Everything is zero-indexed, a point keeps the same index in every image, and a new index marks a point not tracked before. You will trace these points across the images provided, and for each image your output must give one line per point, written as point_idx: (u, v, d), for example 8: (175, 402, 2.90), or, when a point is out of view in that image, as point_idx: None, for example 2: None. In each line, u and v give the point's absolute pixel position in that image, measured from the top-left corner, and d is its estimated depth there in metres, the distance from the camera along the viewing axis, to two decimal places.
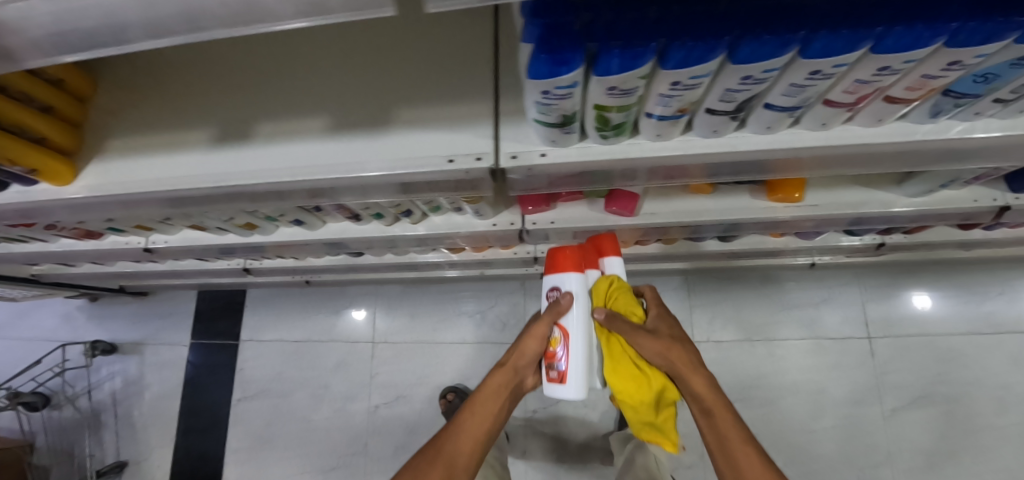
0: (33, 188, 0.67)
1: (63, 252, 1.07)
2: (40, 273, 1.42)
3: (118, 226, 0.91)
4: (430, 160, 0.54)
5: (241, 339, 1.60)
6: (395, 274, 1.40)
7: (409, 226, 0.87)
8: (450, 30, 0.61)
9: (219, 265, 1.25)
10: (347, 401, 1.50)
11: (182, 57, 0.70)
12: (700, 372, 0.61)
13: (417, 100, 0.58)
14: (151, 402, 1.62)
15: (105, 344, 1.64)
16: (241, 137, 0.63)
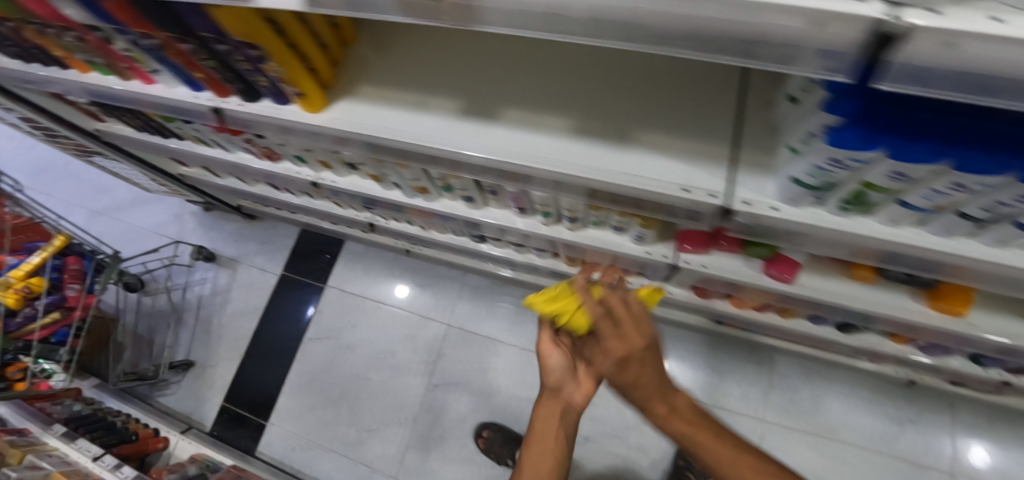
0: (283, 107, 0.76)
1: (236, 165, 1.18)
2: (186, 174, 1.55)
3: (307, 158, 1.02)
4: (668, 186, 0.60)
5: (327, 284, 1.70)
6: (491, 266, 1.47)
7: (564, 231, 0.93)
8: (695, 72, 0.67)
9: (347, 213, 1.33)
10: (406, 372, 1.56)
11: (433, 33, 0.76)
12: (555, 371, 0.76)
13: (659, 128, 0.64)
14: (230, 316, 1.73)
15: (209, 252, 1.78)
16: (488, 115, 0.68)
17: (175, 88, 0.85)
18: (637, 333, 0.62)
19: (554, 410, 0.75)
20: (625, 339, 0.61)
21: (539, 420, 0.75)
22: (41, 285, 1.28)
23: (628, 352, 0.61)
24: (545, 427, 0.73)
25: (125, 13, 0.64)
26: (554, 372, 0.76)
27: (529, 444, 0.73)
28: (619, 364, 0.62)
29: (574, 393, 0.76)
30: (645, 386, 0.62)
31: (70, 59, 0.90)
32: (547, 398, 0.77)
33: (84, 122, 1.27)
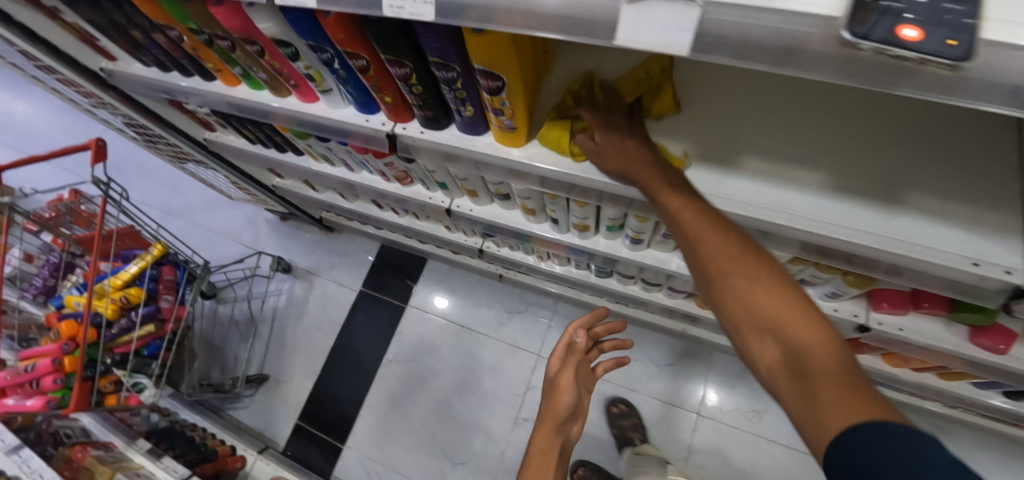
0: (474, 137, 0.71)
1: (356, 183, 1.13)
2: (278, 185, 1.50)
3: (452, 189, 0.96)
4: (957, 258, 0.52)
5: (409, 304, 1.64)
6: (594, 298, 1.40)
7: None
8: (980, 126, 0.59)
9: (457, 237, 1.27)
10: (494, 402, 1.49)
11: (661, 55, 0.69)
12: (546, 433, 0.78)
13: (934, 189, 0.57)
14: (305, 330, 1.68)
15: (287, 263, 1.73)
16: (725, 163, 0.63)
17: (339, 109, 0.78)
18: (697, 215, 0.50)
19: (552, 444, 0.77)
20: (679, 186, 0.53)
21: (536, 453, 0.76)
22: (140, 295, 1.24)
23: (691, 228, 0.49)
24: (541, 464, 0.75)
25: (342, 33, 0.56)
26: (564, 409, 0.78)
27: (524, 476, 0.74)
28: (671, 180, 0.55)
29: (567, 427, 0.81)
30: (698, 233, 0.49)
31: (220, 72, 0.84)
32: (548, 434, 0.78)
33: (195, 130, 1.24)
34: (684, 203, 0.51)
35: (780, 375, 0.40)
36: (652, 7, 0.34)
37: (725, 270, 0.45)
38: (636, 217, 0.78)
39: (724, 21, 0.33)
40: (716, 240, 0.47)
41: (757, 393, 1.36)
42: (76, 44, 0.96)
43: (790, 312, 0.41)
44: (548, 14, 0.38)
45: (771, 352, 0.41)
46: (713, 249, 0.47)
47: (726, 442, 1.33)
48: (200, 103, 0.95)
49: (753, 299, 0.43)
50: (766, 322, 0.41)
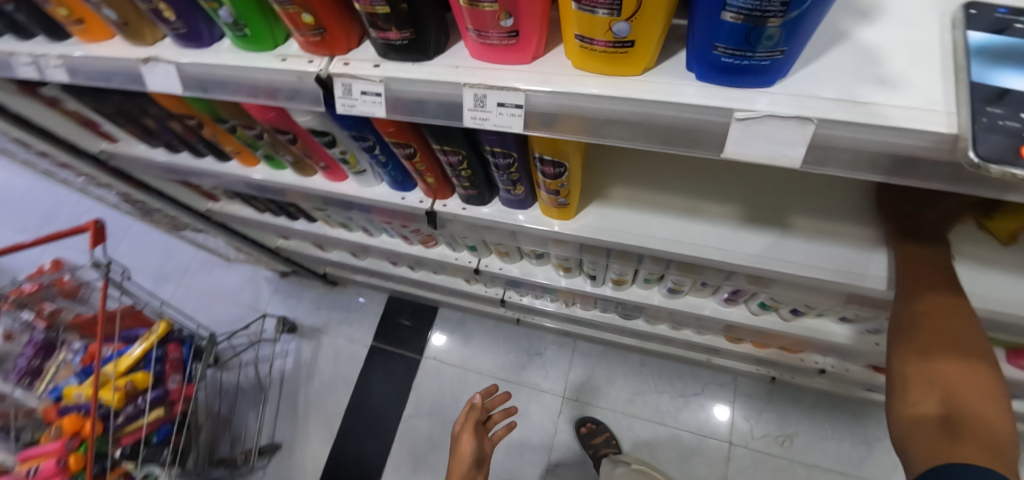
0: (515, 211, 0.71)
1: (374, 247, 1.10)
2: (279, 245, 1.44)
3: (480, 250, 0.95)
4: (1011, 305, 0.54)
5: (424, 355, 1.60)
6: (614, 335, 1.40)
7: (777, 321, 0.87)
8: None
9: (476, 289, 1.26)
10: (522, 450, 1.43)
11: None
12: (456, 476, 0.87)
13: (979, 238, 0.59)
14: (317, 392, 1.62)
15: (292, 323, 1.68)
16: (778, 224, 0.62)
17: (371, 187, 0.77)
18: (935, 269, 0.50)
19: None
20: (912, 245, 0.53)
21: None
22: (146, 380, 1.17)
23: (917, 315, 0.49)
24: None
25: (393, 127, 0.55)
26: (469, 456, 0.89)
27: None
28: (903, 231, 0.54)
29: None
30: (925, 293, 0.49)
31: (238, 154, 0.81)
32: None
33: (197, 202, 1.19)
34: (935, 291, 0.49)
35: (923, 424, 0.45)
36: (761, 124, 0.36)
37: (937, 362, 0.46)
38: (680, 273, 0.77)
39: (835, 134, 0.36)
40: (954, 337, 0.47)
41: (787, 417, 1.37)
42: (76, 129, 0.92)
43: (993, 423, 0.43)
44: (649, 127, 0.39)
45: (926, 417, 0.45)
46: (940, 359, 0.46)
47: (763, 469, 1.32)
48: (212, 182, 0.91)
49: (961, 395, 0.45)
50: (958, 413, 0.44)
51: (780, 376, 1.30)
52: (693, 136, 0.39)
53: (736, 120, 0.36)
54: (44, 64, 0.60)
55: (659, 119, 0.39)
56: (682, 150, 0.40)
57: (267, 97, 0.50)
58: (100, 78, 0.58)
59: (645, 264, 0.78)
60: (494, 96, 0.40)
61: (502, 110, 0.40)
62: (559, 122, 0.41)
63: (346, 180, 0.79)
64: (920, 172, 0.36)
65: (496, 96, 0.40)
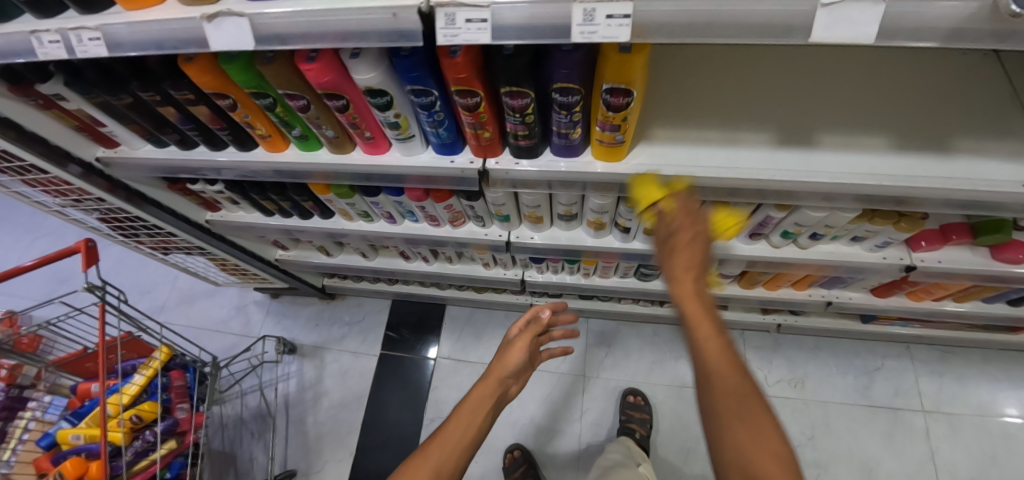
0: (563, 159, 0.74)
1: (398, 236, 1.08)
2: (280, 258, 1.38)
3: (513, 220, 0.96)
4: (1010, 184, 0.64)
5: (438, 356, 1.57)
6: (628, 306, 1.44)
7: (796, 251, 0.97)
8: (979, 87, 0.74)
9: (495, 273, 1.26)
10: (553, 435, 1.43)
11: (718, 64, 0.78)
12: (492, 382, 0.85)
13: (973, 136, 0.69)
14: (328, 410, 1.54)
15: (291, 343, 1.59)
16: (808, 143, 0.70)
17: (415, 155, 0.77)
18: (692, 241, 0.55)
19: (493, 391, 0.84)
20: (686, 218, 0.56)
21: (475, 396, 0.82)
22: (155, 410, 1.07)
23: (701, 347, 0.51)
24: (475, 405, 0.81)
25: (464, 72, 0.56)
26: (511, 364, 0.88)
27: (461, 412, 0.80)
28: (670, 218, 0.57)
29: (509, 389, 0.89)
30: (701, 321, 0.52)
31: (268, 138, 0.78)
32: (491, 383, 0.85)
33: (195, 213, 1.13)
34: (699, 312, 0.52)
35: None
36: (844, 8, 0.41)
37: (730, 387, 0.48)
38: (717, 210, 0.83)
39: (905, 10, 0.41)
40: (716, 347, 0.51)
41: (795, 362, 1.46)
42: (69, 135, 0.86)
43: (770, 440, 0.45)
44: (741, 25, 0.43)
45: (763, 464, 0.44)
46: (723, 366, 0.50)
47: (782, 413, 1.40)
48: (231, 177, 0.88)
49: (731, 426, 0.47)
50: (757, 453, 0.45)
51: (785, 322, 1.39)
52: (782, 27, 0.43)
53: (820, 8, 0.41)
54: (78, 38, 0.57)
55: (752, 14, 0.43)
56: (770, 44, 0.45)
57: (351, 41, 0.50)
58: (149, 46, 0.55)
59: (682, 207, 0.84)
60: (602, 9, 0.43)
61: (610, 22, 0.43)
62: (659, 30, 0.44)
63: (387, 151, 0.79)
64: (973, 38, 0.42)
65: (604, 8, 0.43)
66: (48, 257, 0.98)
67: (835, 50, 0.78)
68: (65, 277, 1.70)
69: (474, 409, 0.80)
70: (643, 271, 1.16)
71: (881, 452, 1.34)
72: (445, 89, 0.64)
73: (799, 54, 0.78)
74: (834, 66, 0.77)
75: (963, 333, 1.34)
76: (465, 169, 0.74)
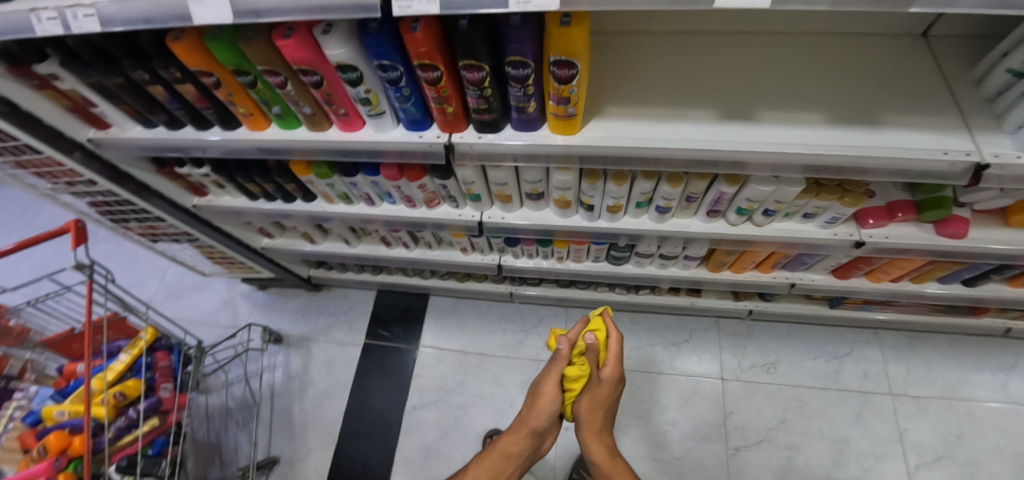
0: (524, 133, 0.80)
1: (379, 218, 1.13)
2: (268, 246, 1.43)
3: (485, 200, 1.02)
4: (929, 152, 0.69)
5: (422, 344, 1.61)
6: (605, 293, 1.49)
7: (751, 228, 1.03)
8: (905, 67, 0.80)
9: (473, 258, 1.31)
10: None
11: (667, 51, 0.85)
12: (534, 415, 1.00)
13: (898, 110, 0.75)
14: (313, 400, 1.57)
15: (277, 333, 1.63)
16: (747, 117, 0.76)
17: (387, 131, 0.82)
18: (604, 394, 0.97)
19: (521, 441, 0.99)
20: (609, 383, 0.97)
21: (505, 444, 1.01)
22: (138, 387, 1.11)
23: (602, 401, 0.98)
24: (505, 454, 1.00)
25: (424, 47, 0.62)
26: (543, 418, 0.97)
27: (489, 455, 1.01)
28: (606, 380, 0.97)
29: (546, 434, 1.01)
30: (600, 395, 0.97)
31: (250, 116, 0.84)
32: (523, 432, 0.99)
33: (183, 198, 1.18)
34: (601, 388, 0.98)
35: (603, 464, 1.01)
36: None
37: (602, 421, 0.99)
38: (673, 185, 0.89)
39: None
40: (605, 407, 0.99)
41: (767, 347, 1.51)
42: (63, 116, 0.91)
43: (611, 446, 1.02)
44: None
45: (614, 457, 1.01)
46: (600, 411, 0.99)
47: (755, 397, 1.45)
48: (216, 155, 0.93)
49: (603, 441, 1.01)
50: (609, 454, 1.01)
51: (756, 307, 1.44)
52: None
53: None
54: (73, 15, 0.62)
55: None
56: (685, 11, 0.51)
57: (319, 13, 0.56)
58: (137, 20, 0.61)
59: (640, 183, 0.90)
60: None
61: None
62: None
63: (362, 128, 0.84)
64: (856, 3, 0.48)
65: None
66: (41, 237, 1.03)
67: (773, 40, 0.85)
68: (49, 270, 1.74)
69: (527, 441, 1.00)
70: (614, 254, 1.22)
71: (850, 432, 1.38)
72: (411, 65, 0.69)
73: (742, 43, 0.85)
74: (772, 51, 0.84)
75: (926, 317, 1.39)
76: (433, 143, 0.80)
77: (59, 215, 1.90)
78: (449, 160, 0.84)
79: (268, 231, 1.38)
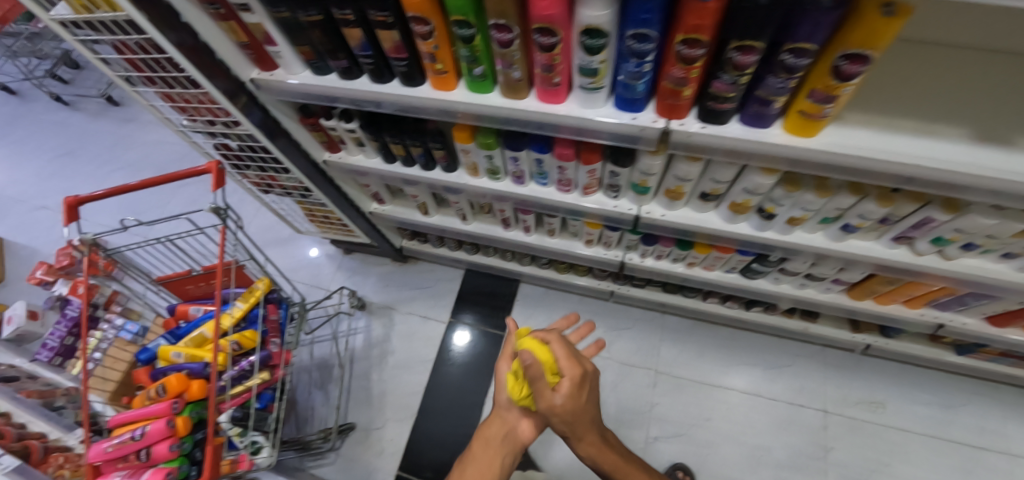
0: (751, 129, 0.72)
1: (518, 197, 1.07)
2: (374, 211, 1.39)
3: (651, 194, 0.94)
4: None
5: (508, 332, 1.55)
6: (713, 305, 1.42)
7: (935, 261, 0.94)
8: None
9: (595, 252, 1.24)
10: (619, 426, 1.39)
11: (903, 59, 0.76)
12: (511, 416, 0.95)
13: None
14: (392, 371, 1.53)
15: (360, 299, 1.59)
16: (1010, 142, 0.67)
17: (594, 108, 0.75)
18: (572, 405, 0.78)
19: (500, 434, 0.96)
20: (575, 392, 0.78)
21: (485, 446, 0.94)
22: (253, 339, 1.08)
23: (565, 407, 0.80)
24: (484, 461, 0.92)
25: (705, 18, 0.55)
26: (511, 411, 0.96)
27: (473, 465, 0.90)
28: (568, 389, 0.78)
29: (517, 425, 0.96)
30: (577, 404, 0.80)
31: (440, 75, 0.77)
32: (497, 423, 0.98)
33: (315, 151, 1.13)
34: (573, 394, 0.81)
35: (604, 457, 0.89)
36: None
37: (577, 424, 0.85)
38: (884, 205, 0.81)
39: None
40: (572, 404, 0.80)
41: (876, 385, 1.41)
42: (232, 50, 0.86)
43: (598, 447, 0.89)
44: None
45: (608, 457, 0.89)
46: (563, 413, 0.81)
47: (858, 435, 1.36)
48: (388, 111, 0.86)
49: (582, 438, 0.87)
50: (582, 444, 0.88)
51: (877, 344, 1.35)
52: None
53: None
54: None
55: None
56: None
57: None
58: None
59: (845, 198, 0.82)
60: None
61: None
62: None
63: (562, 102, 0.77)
64: None
65: None
66: (183, 174, 0.99)
67: None
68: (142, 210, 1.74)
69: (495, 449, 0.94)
70: (754, 267, 1.13)
71: None
72: (664, 38, 0.62)
73: (991, 59, 0.76)
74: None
75: None
76: (649, 128, 0.72)
77: (149, 153, 1.90)
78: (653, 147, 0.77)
79: (380, 196, 1.32)
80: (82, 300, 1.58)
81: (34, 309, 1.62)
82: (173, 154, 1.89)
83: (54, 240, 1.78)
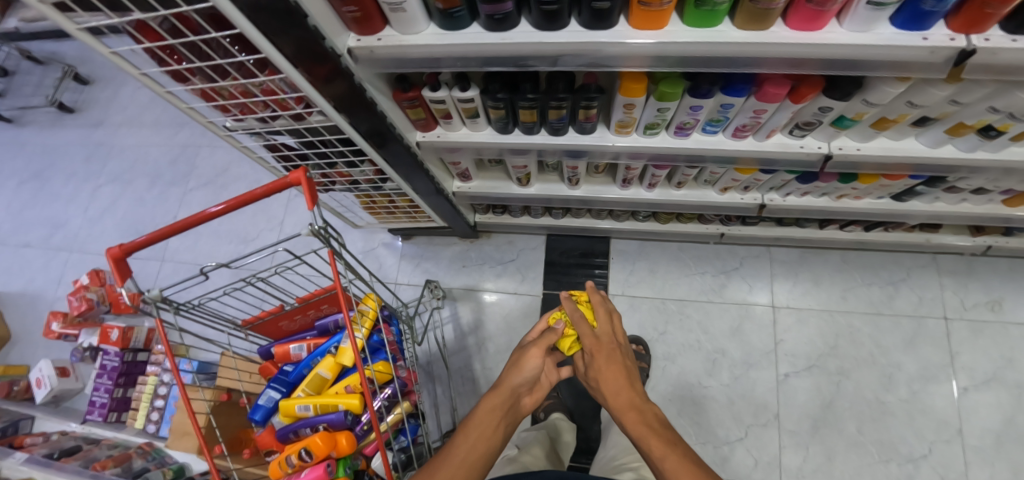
0: None
1: (675, 159, 0.90)
2: (457, 192, 1.19)
3: (855, 125, 0.78)
4: None
5: (611, 293, 1.47)
6: (831, 233, 1.33)
7: None
8: None
9: (731, 199, 1.11)
10: (748, 369, 1.38)
11: None
12: (500, 392, 0.73)
13: None
14: (495, 357, 1.40)
15: (442, 290, 1.44)
16: None
17: (871, 29, 0.58)
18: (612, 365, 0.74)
19: (504, 403, 0.72)
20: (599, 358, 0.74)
21: (483, 410, 0.70)
22: (387, 371, 0.91)
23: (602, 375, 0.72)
24: (487, 414, 0.70)
25: None
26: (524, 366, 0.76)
27: (468, 427, 0.68)
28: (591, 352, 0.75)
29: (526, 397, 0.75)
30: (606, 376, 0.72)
31: (652, 12, 0.56)
32: (501, 393, 0.73)
33: (406, 133, 0.91)
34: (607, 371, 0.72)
35: (649, 430, 0.64)
36: None
37: (611, 393, 0.70)
38: None
39: None
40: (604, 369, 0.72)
41: (991, 284, 1.40)
42: (324, 10, 0.60)
43: (627, 391, 0.70)
44: None
45: (638, 424, 0.65)
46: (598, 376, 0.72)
47: (981, 336, 1.36)
48: (567, 69, 0.64)
49: (621, 405, 0.68)
50: (622, 399, 0.69)
51: (999, 244, 1.30)
52: None
53: None
54: None
55: None
56: None
57: None
58: None
59: None
60: None
61: None
62: None
63: (826, 26, 0.58)
64: None
65: None
66: (214, 212, 0.75)
67: None
68: (208, 257, 1.67)
69: (492, 417, 0.70)
70: (914, 189, 1.03)
71: None
72: None
73: None
74: None
75: None
76: (948, 48, 0.56)
77: (129, 162, 1.79)
78: (931, 71, 0.60)
79: (468, 173, 1.12)
80: (116, 348, 1.44)
81: (62, 365, 1.47)
82: (159, 159, 1.78)
83: (54, 281, 1.65)
